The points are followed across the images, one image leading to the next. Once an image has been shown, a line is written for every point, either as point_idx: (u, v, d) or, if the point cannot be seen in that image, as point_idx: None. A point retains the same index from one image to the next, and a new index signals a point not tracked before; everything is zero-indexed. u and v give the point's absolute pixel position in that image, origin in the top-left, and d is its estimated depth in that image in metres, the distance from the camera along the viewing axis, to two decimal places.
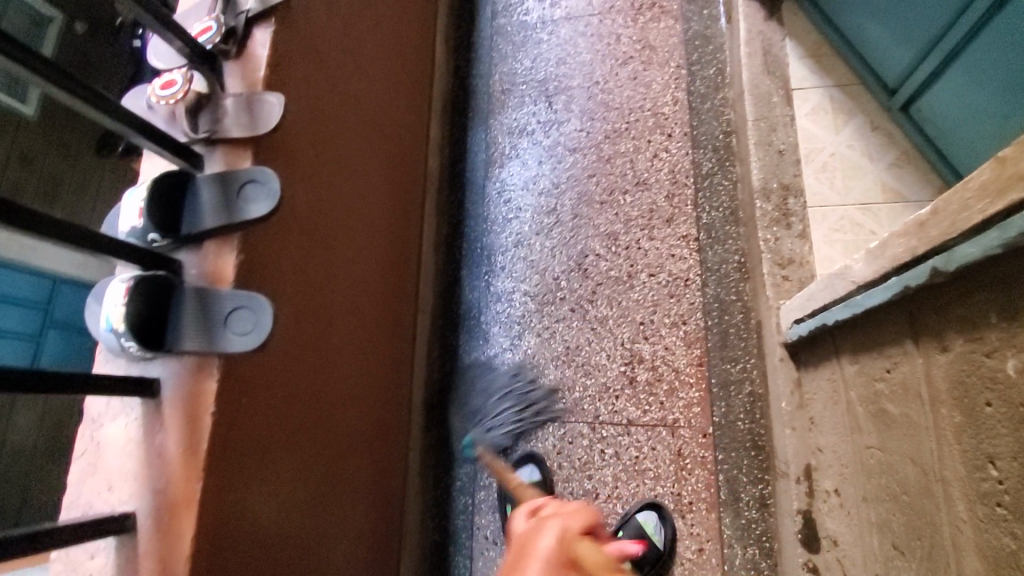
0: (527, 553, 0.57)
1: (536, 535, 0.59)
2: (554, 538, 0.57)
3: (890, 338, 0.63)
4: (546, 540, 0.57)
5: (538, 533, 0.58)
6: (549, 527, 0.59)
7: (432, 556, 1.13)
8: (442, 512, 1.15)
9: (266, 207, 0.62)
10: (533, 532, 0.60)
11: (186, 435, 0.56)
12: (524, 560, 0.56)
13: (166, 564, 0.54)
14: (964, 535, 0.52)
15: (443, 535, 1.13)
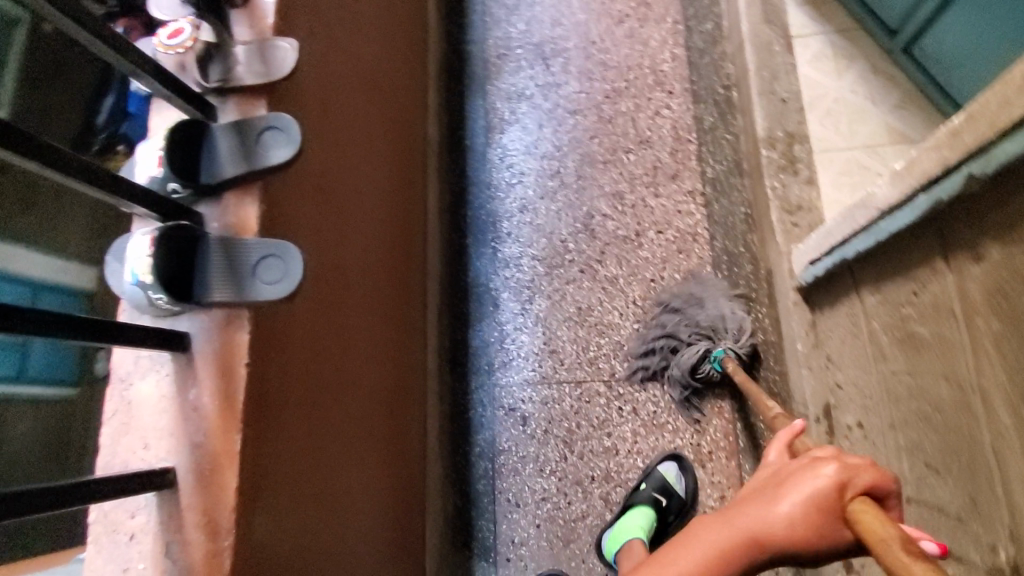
0: (795, 483, 0.52)
1: (807, 468, 0.53)
2: (830, 481, 0.50)
3: (918, 259, 0.64)
4: (822, 480, 0.51)
5: (812, 467, 0.52)
6: (826, 466, 0.52)
7: (454, 522, 1.11)
8: (462, 478, 1.14)
9: (287, 152, 0.60)
10: (806, 465, 0.54)
11: (220, 386, 0.55)
12: (778, 492, 0.53)
13: (210, 516, 0.52)
14: (1008, 441, 0.52)
15: (464, 500, 1.12)
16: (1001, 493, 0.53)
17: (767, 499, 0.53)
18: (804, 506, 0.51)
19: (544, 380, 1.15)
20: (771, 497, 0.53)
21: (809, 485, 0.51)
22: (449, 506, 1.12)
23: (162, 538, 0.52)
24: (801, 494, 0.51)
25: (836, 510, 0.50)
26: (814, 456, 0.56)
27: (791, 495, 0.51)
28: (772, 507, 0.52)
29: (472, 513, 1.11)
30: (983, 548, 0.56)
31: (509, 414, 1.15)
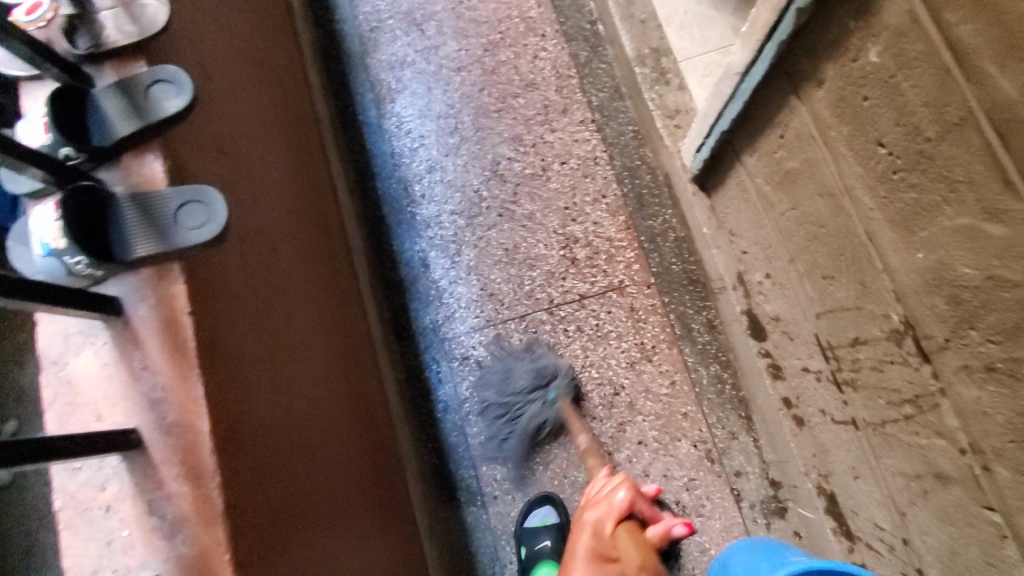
0: (580, 531, 0.97)
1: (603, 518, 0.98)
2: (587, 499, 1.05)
3: (777, 106, 0.74)
4: (588, 525, 0.97)
5: (589, 510, 0.99)
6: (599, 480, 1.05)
7: (548, 398, 1.10)
8: (510, 383, 1.11)
9: (181, 102, 0.60)
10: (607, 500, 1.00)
11: (166, 339, 0.53)
12: (576, 537, 0.98)
13: (191, 465, 0.50)
14: (875, 220, 0.62)
15: (531, 387, 1.10)
16: (881, 266, 0.64)
17: (574, 540, 0.98)
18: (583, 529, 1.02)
19: (489, 322, 1.18)
20: (575, 537, 0.98)
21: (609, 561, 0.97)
22: (539, 404, 1.10)
23: (141, 500, 0.50)
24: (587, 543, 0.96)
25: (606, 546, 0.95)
26: (598, 490, 1.01)
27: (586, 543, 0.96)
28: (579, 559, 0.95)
29: (540, 389, 1.11)
30: (881, 320, 0.67)
31: (464, 363, 1.17)
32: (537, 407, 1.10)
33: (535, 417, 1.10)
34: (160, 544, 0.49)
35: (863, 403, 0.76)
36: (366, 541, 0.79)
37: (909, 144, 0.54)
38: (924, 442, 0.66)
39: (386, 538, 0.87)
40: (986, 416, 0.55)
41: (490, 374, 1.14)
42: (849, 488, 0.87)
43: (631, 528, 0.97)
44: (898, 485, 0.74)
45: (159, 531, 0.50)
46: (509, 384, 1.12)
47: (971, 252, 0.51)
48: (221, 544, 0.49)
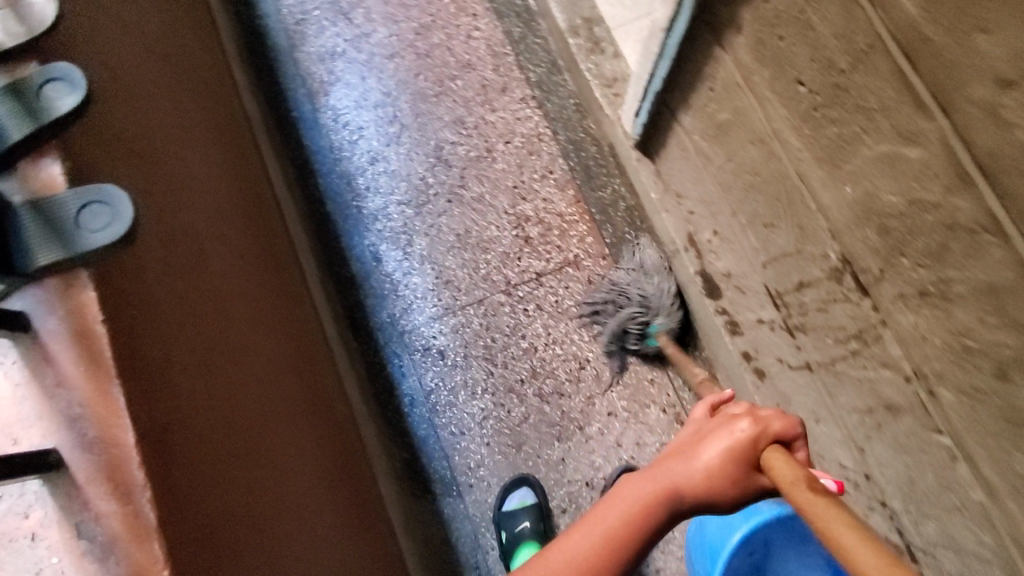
0: (715, 439, 0.55)
1: (726, 428, 0.55)
2: (747, 434, 0.54)
3: (703, 58, 0.74)
4: (739, 436, 0.54)
5: (729, 424, 0.56)
6: (742, 424, 0.55)
7: (647, 323, 1.06)
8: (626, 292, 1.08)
9: (74, 100, 0.52)
10: (722, 420, 0.57)
11: (78, 351, 0.49)
12: (703, 447, 0.55)
13: (118, 480, 0.47)
14: (804, 161, 0.63)
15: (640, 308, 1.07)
16: (815, 207, 0.64)
17: (693, 451, 0.55)
18: (726, 457, 0.53)
19: (448, 310, 1.16)
20: (696, 449, 0.55)
21: (725, 425, 0.56)
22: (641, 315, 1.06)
23: (68, 523, 0.46)
24: (711, 456, 0.54)
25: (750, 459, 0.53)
26: (730, 414, 0.59)
27: (709, 449, 0.54)
28: (681, 462, 0.55)
29: (643, 311, 1.06)
30: (821, 261, 0.67)
31: (426, 354, 1.15)
32: (635, 315, 1.07)
33: (629, 317, 1.07)
34: (93, 568, 0.45)
35: (815, 346, 0.77)
36: (332, 543, 0.77)
37: (826, 79, 0.54)
38: (873, 375, 0.66)
39: (356, 538, 0.84)
40: (925, 341, 0.56)
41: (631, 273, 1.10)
42: (812, 433, 0.88)
43: (781, 449, 0.53)
44: (854, 421, 0.75)
45: (90, 554, 0.46)
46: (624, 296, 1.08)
47: (893, 178, 0.51)
48: (157, 559, 0.46)
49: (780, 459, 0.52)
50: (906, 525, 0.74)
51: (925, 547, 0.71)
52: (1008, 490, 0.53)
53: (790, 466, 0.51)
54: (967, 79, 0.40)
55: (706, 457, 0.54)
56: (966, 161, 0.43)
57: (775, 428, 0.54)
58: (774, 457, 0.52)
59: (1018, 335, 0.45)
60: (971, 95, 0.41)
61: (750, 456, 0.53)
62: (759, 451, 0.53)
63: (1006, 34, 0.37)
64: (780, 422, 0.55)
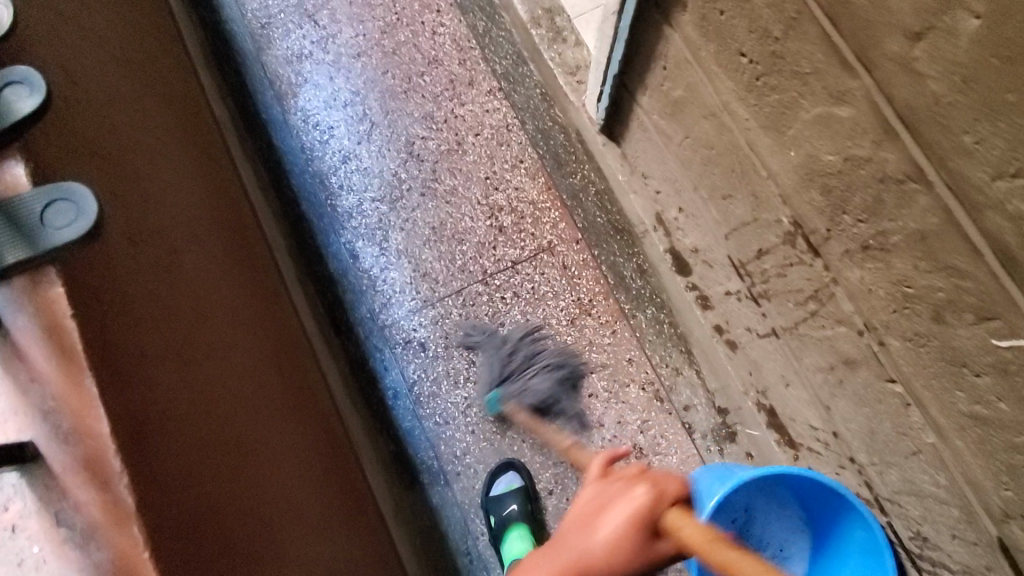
0: (614, 506, 0.54)
1: (627, 494, 0.54)
2: (647, 499, 0.53)
3: (654, 38, 0.76)
4: (640, 501, 0.53)
5: (628, 489, 0.55)
6: (640, 488, 0.54)
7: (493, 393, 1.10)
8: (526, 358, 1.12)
9: (35, 103, 0.54)
10: (621, 484, 0.56)
11: (49, 345, 0.50)
12: (602, 517, 0.53)
13: (95, 468, 0.48)
14: (752, 129, 0.65)
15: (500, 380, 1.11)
16: (765, 174, 0.67)
17: (592, 524, 0.53)
18: (629, 527, 0.52)
19: (427, 302, 1.18)
20: (596, 522, 0.53)
21: (623, 492, 0.55)
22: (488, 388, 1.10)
23: (47, 513, 0.47)
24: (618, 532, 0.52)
25: (654, 523, 0.52)
26: (623, 478, 0.58)
27: (610, 522, 0.52)
28: (587, 540, 0.52)
29: (504, 379, 1.11)
30: (775, 226, 0.70)
31: (408, 347, 1.16)
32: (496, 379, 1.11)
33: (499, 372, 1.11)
34: (73, 555, 0.46)
35: (777, 311, 0.80)
36: (319, 531, 0.78)
37: (764, 48, 0.57)
38: (831, 333, 0.69)
39: (344, 527, 0.86)
40: (871, 293, 0.58)
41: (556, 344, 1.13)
42: (783, 397, 0.91)
43: (681, 507, 0.54)
44: (818, 380, 0.78)
45: (71, 541, 0.47)
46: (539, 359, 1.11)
47: (830, 139, 0.54)
48: (137, 543, 0.47)
49: (685, 520, 0.52)
50: (872, 477, 0.77)
51: (891, 496, 0.74)
52: (955, 428, 0.56)
53: (697, 527, 0.51)
54: (882, 37, 0.43)
55: (608, 528, 0.52)
56: (888, 115, 0.46)
57: (672, 488, 0.54)
58: (680, 520, 0.52)
59: (949, 277, 0.48)
60: (888, 51, 0.43)
61: (654, 523, 0.52)
62: (663, 519, 0.52)
63: None
64: (675, 480, 0.56)
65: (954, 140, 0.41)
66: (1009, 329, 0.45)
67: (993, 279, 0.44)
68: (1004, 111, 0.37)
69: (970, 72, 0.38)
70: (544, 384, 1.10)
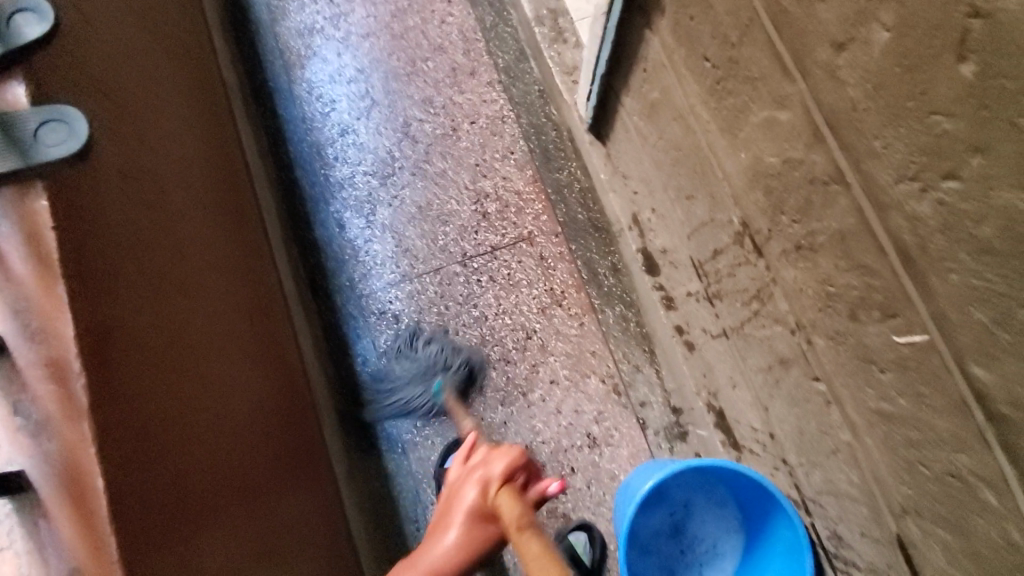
0: (454, 510, 0.68)
1: (462, 495, 0.68)
2: (473, 497, 0.68)
3: (637, 42, 0.81)
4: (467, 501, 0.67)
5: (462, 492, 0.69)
6: (472, 484, 0.69)
7: (432, 389, 1.08)
8: (416, 358, 1.12)
9: (42, 28, 0.60)
10: (461, 485, 0.69)
11: (28, 251, 0.54)
12: (448, 520, 0.68)
13: (55, 367, 0.52)
14: (712, 132, 0.69)
15: (426, 368, 1.11)
16: (721, 176, 0.71)
17: (441, 526, 0.68)
18: (465, 526, 0.67)
19: (405, 277, 1.21)
20: (442, 525, 0.68)
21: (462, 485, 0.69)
22: (419, 391, 1.09)
23: (4, 402, 0.51)
24: (458, 522, 0.67)
25: (486, 512, 0.67)
26: (468, 475, 0.71)
27: (455, 524, 0.67)
28: (441, 537, 0.67)
29: (426, 377, 1.10)
30: (728, 227, 0.74)
31: (382, 318, 1.20)
32: (417, 392, 1.09)
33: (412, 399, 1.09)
34: (26, 442, 0.50)
35: (727, 311, 0.83)
36: (268, 473, 0.81)
37: (724, 55, 0.61)
38: (769, 333, 0.73)
39: (294, 475, 0.89)
40: (802, 293, 0.63)
41: (399, 356, 1.14)
42: (730, 399, 0.95)
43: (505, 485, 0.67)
44: (759, 380, 0.82)
45: (24, 430, 0.50)
46: (420, 349, 1.13)
47: (772, 141, 0.58)
48: (85, 438, 0.51)
49: (505, 496, 0.65)
50: (800, 477, 0.81)
51: (815, 496, 0.79)
52: (865, 425, 0.62)
53: (516, 507, 0.63)
54: (813, 45, 0.48)
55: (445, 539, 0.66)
56: (818, 120, 0.50)
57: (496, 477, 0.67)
58: (499, 497, 0.65)
59: (861, 276, 0.53)
60: (817, 59, 0.48)
61: (485, 511, 0.66)
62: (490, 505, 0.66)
63: (836, 2, 0.44)
64: (501, 467, 0.68)
65: (866, 143, 0.46)
66: (907, 325, 0.50)
67: (895, 277, 0.49)
68: (905, 116, 0.42)
69: (880, 80, 0.43)
70: (432, 355, 1.12)
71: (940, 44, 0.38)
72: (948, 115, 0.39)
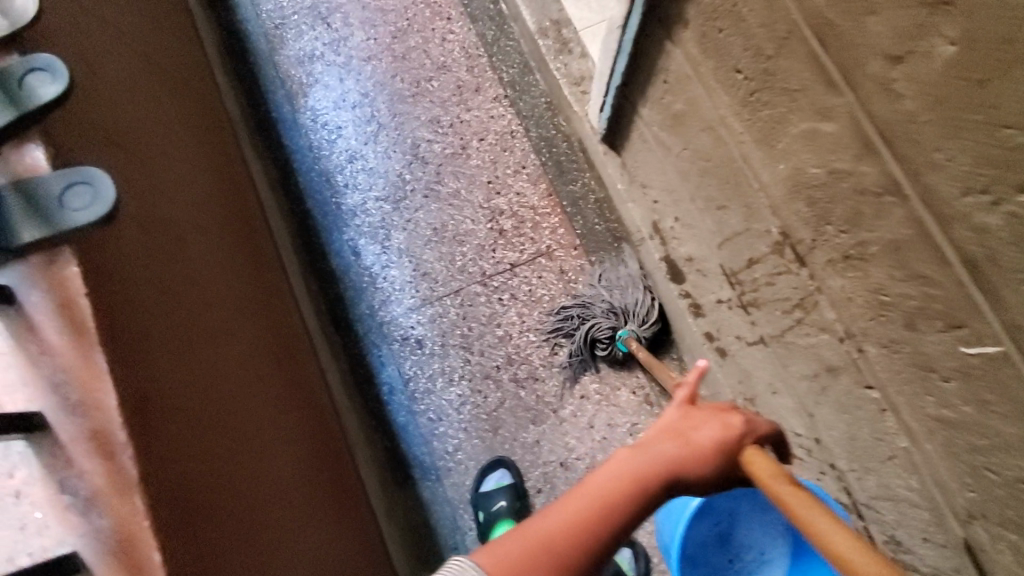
0: (707, 423, 0.56)
1: (715, 414, 0.57)
2: (739, 429, 0.56)
3: (657, 54, 0.80)
4: (730, 427, 0.56)
5: (721, 414, 0.57)
6: (733, 418, 0.57)
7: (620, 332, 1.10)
8: (601, 296, 1.14)
9: (56, 89, 0.55)
10: (714, 409, 0.58)
11: (64, 320, 0.53)
12: (702, 432, 0.55)
13: (101, 440, 0.50)
14: (746, 143, 0.68)
15: (607, 308, 1.13)
16: (757, 186, 0.70)
17: (688, 433, 0.56)
18: (718, 448, 0.55)
19: (425, 301, 1.20)
20: (690, 433, 0.56)
21: (718, 413, 0.57)
22: (607, 323, 1.12)
23: (51, 480, 0.49)
24: (713, 436, 0.55)
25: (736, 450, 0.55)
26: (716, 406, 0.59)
27: (706, 437, 0.55)
28: (690, 440, 0.55)
29: (615, 318, 1.12)
30: (765, 236, 0.73)
31: (405, 344, 1.18)
32: (602, 325, 1.12)
33: (594, 329, 1.12)
34: (76, 521, 0.49)
35: (766, 319, 0.82)
36: (309, 517, 0.80)
37: (757, 66, 0.60)
38: (814, 341, 0.72)
39: (334, 516, 0.88)
40: (850, 301, 0.62)
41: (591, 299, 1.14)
42: (770, 405, 0.93)
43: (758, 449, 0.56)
44: (803, 388, 0.80)
45: (74, 507, 0.49)
46: (600, 296, 1.14)
47: (814, 152, 0.57)
48: (138, 511, 0.49)
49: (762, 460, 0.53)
50: (852, 483, 0.80)
51: (869, 502, 0.78)
52: (925, 433, 0.61)
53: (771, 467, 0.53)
54: (863, 57, 0.47)
55: (697, 449, 0.54)
56: (870, 132, 0.49)
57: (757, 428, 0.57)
58: (754, 453, 0.54)
59: (920, 286, 0.51)
60: (868, 72, 0.47)
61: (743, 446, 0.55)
62: (744, 447, 0.55)
63: (890, 14, 0.43)
64: (760, 423, 0.58)
65: (926, 155, 0.45)
66: (974, 336, 0.48)
67: (960, 288, 0.47)
68: (971, 129, 0.41)
69: (940, 93, 0.42)
70: (611, 302, 1.13)
71: (1012, 57, 0.37)
72: (1022, 129, 0.38)
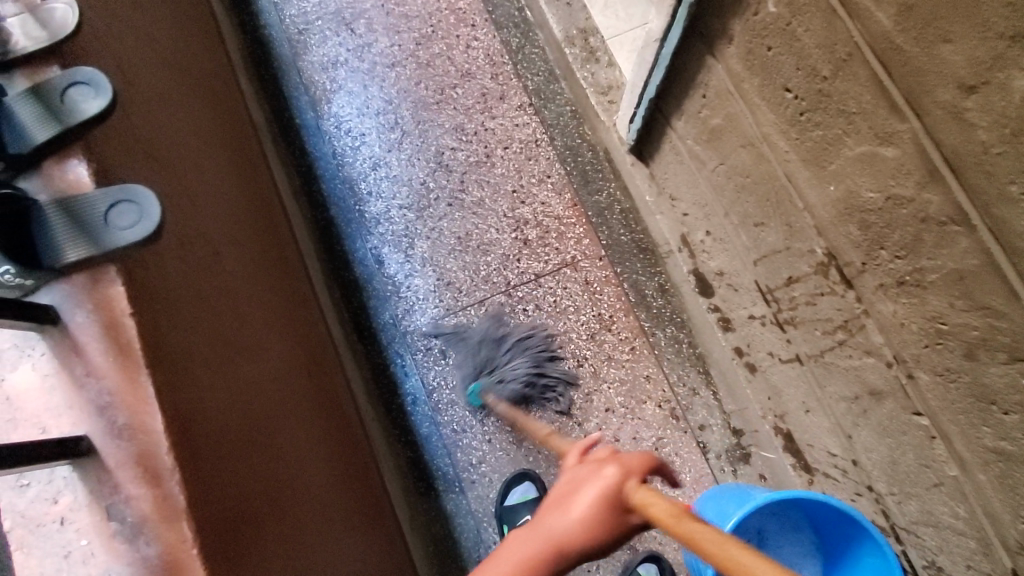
0: (580, 487, 0.47)
1: (587, 474, 0.48)
2: (614, 478, 0.47)
3: (696, 69, 0.79)
4: (606, 480, 0.47)
5: (596, 468, 0.48)
6: (607, 466, 0.48)
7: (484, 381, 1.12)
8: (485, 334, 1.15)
9: (98, 104, 0.55)
10: (587, 469, 0.49)
11: (108, 339, 0.51)
12: (571, 502, 0.47)
13: (149, 465, 0.50)
14: (792, 162, 0.67)
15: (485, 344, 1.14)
16: (802, 206, 0.68)
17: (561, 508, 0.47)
18: (598, 506, 0.46)
19: (449, 311, 1.19)
20: (561, 507, 0.47)
21: (590, 470, 0.48)
22: (485, 356, 1.14)
23: (99, 506, 0.49)
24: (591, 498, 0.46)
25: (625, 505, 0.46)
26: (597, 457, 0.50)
27: (583, 500, 0.46)
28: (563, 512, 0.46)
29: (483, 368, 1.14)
30: (808, 256, 0.71)
31: (427, 354, 1.17)
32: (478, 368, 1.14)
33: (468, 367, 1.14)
34: (123, 549, 0.48)
35: (803, 339, 0.81)
36: (340, 533, 0.79)
37: (811, 87, 0.59)
38: (857, 363, 0.71)
39: (364, 530, 0.87)
40: (903, 327, 0.61)
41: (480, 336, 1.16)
42: (802, 423, 0.92)
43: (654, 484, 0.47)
44: (842, 409, 0.79)
45: (121, 535, 0.48)
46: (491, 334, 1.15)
47: (872, 176, 0.56)
48: (186, 539, 0.49)
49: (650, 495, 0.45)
50: (890, 506, 0.79)
51: (908, 526, 0.77)
52: (979, 464, 0.59)
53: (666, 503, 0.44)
54: (934, 85, 0.46)
55: (572, 513, 0.46)
56: (937, 159, 0.48)
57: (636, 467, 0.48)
58: (641, 492, 0.45)
59: (984, 317, 0.50)
60: (938, 99, 0.47)
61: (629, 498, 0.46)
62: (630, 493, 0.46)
63: (964, 44, 0.43)
64: (638, 458, 0.49)
65: (998, 187, 0.44)
66: None
67: None
68: None
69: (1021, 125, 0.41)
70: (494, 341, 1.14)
71: None
72: None
